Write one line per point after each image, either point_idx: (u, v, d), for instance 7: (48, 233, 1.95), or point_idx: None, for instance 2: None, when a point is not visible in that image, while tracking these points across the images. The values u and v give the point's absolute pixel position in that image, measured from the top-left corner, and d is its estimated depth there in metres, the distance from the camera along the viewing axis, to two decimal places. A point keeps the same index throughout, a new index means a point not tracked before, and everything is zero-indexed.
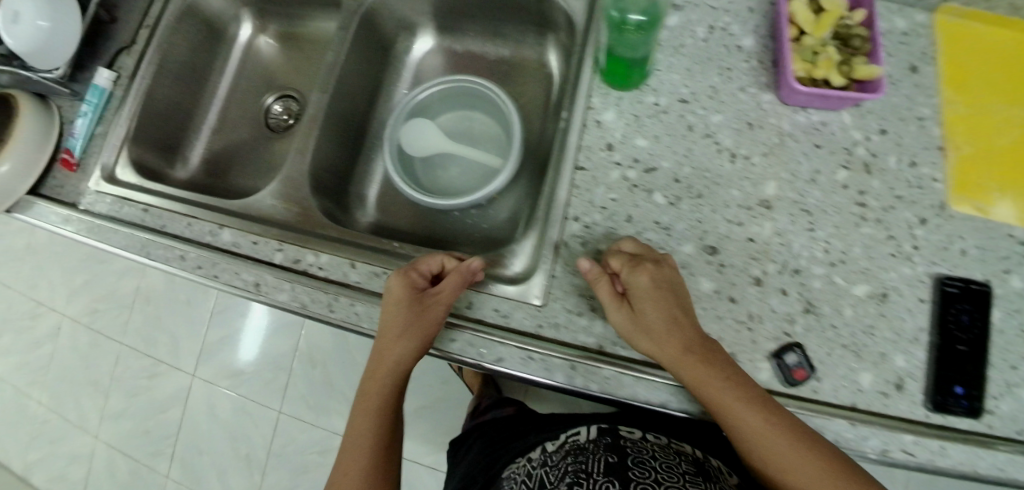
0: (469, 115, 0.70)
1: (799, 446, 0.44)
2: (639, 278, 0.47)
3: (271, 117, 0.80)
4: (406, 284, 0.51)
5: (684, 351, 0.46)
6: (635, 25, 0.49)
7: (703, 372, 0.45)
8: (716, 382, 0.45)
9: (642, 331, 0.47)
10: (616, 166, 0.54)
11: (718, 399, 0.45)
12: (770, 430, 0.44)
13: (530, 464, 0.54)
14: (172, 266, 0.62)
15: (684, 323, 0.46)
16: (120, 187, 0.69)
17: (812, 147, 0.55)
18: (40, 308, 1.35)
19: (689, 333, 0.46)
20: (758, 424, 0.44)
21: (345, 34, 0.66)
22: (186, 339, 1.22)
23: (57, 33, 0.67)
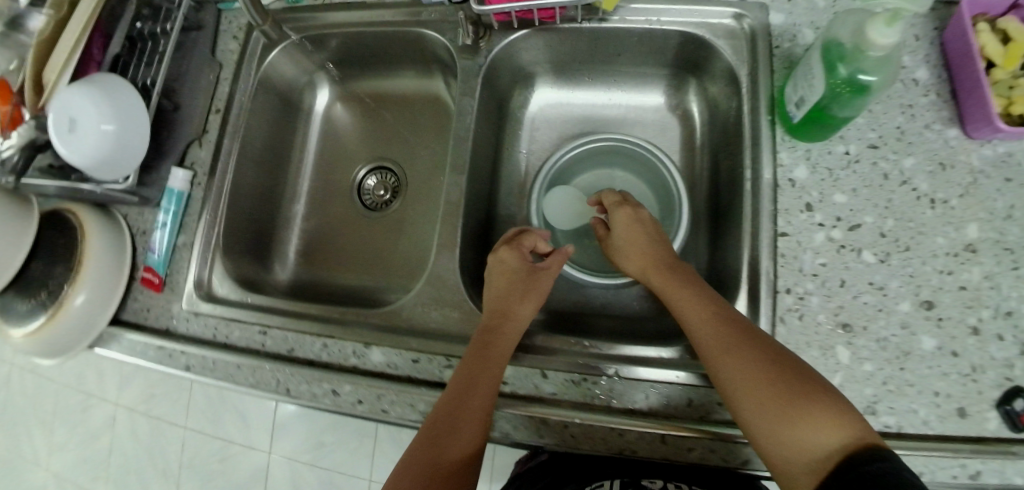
0: (608, 173, 0.70)
1: (823, 409, 0.42)
2: (618, 216, 0.61)
3: (365, 193, 0.74)
4: (516, 248, 0.59)
5: (643, 267, 0.58)
6: (851, 85, 0.44)
7: (663, 283, 0.55)
8: (693, 309, 0.51)
9: (621, 255, 0.61)
10: (820, 227, 0.52)
11: (729, 336, 0.47)
12: (755, 382, 0.44)
13: None
14: (324, 404, 0.54)
15: (642, 248, 0.59)
16: (222, 308, 0.61)
17: (1003, 181, 0.53)
18: (91, 399, 1.22)
19: (644, 253, 0.58)
20: (736, 366, 0.45)
21: (472, 105, 0.60)
22: (257, 414, 1.13)
23: (124, 136, 0.56)
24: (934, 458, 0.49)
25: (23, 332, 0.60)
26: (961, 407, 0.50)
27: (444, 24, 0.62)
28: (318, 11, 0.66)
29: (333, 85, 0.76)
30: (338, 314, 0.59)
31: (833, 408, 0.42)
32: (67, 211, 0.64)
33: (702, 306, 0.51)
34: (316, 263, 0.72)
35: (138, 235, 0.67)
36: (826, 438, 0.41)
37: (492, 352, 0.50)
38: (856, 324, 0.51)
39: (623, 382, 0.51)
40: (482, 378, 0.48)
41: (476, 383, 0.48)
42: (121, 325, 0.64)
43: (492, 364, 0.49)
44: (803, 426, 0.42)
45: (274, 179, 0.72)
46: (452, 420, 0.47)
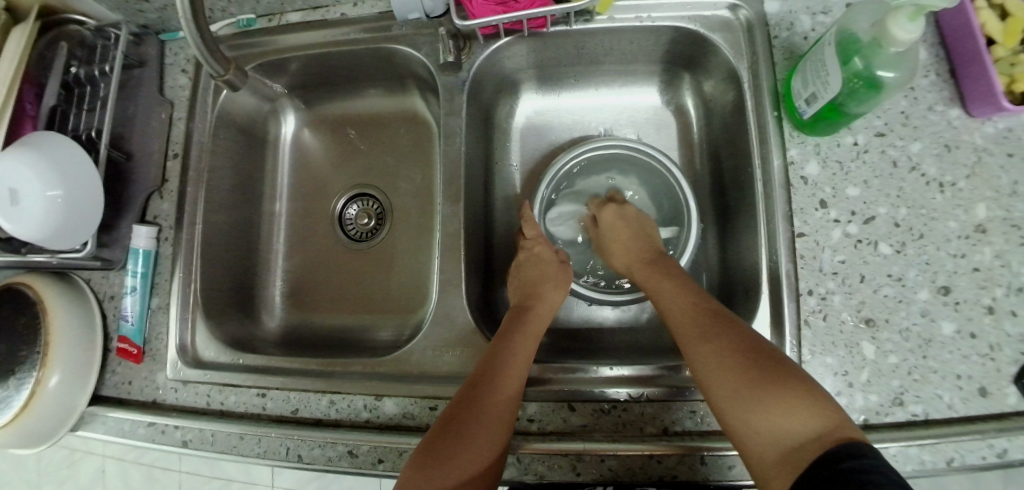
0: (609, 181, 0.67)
1: (793, 395, 0.39)
2: (604, 211, 0.63)
3: (348, 223, 0.68)
4: (545, 245, 0.61)
5: (631, 259, 0.58)
6: (866, 80, 0.44)
7: (645, 275, 0.56)
8: (677, 301, 0.50)
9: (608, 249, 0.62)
10: (835, 224, 0.51)
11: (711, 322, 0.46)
12: (726, 369, 0.43)
13: None
14: (341, 466, 0.50)
15: (629, 240, 0.60)
16: (211, 373, 0.56)
17: (1006, 157, 0.52)
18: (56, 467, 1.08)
19: (631, 246, 0.59)
20: (709, 351, 0.44)
21: (461, 124, 0.56)
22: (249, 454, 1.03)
23: (76, 200, 0.52)
24: (963, 442, 0.48)
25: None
26: (982, 387, 0.49)
27: (419, 38, 0.57)
28: (276, 34, 0.60)
29: (299, 110, 0.70)
30: (342, 368, 0.54)
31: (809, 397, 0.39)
32: (22, 285, 0.57)
33: (686, 296, 0.50)
34: (306, 307, 0.66)
35: (106, 301, 0.61)
36: (797, 424, 0.38)
37: (506, 361, 0.48)
38: (878, 319, 0.50)
39: (654, 404, 0.49)
40: (496, 389, 0.45)
41: (488, 393, 0.45)
42: (102, 402, 0.59)
43: (505, 375, 0.47)
44: (769, 409, 0.39)
45: (248, 219, 0.66)
46: (456, 434, 0.43)
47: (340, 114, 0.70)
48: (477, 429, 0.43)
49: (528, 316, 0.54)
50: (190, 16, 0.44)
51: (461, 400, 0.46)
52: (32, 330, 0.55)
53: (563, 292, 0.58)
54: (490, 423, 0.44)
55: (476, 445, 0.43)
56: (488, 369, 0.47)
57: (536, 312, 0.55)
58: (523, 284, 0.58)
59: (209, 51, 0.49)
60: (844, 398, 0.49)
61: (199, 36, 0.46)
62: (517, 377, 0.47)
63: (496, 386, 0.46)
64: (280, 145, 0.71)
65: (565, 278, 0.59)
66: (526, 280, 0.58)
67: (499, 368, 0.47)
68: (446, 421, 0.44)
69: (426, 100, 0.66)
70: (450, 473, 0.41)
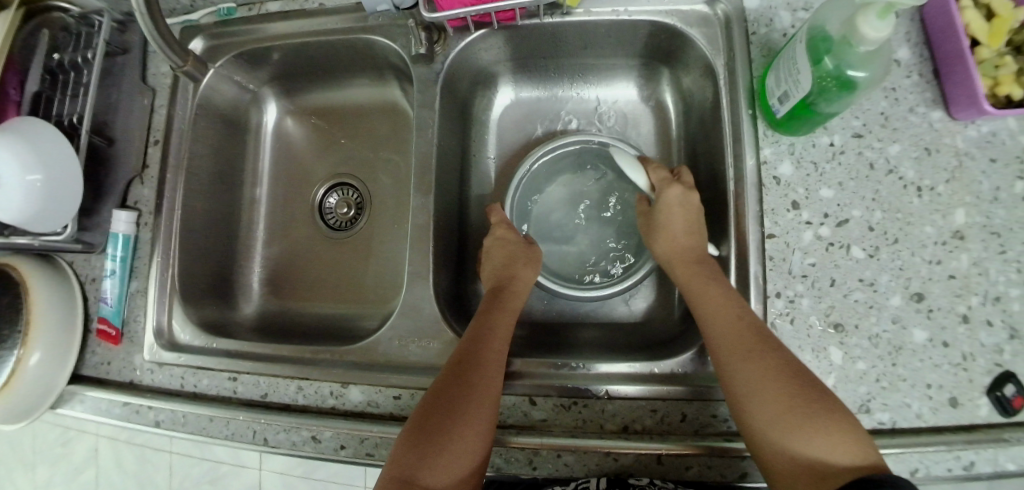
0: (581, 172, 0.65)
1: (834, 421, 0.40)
2: (668, 190, 0.55)
3: (328, 212, 0.69)
4: (509, 230, 0.60)
5: (677, 252, 0.53)
6: (838, 79, 0.43)
7: (688, 275, 0.51)
8: (717, 310, 0.47)
9: (659, 231, 0.55)
10: (807, 226, 0.51)
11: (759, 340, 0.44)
12: (775, 394, 0.41)
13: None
14: (305, 451, 0.51)
15: (687, 228, 0.53)
16: (185, 355, 0.57)
17: (988, 162, 0.51)
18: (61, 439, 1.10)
19: (688, 236, 0.53)
20: (758, 374, 0.42)
21: (433, 117, 0.56)
22: None
23: (54, 184, 0.53)
24: (929, 452, 0.47)
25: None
26: (952, 397, 0.48)
27: (394, 29, 0.57)
28: (256, 22, 0.60)
29: (281, 98, 0.71)
30: (310, 355, 0.55)
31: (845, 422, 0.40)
32: (4, 266, 0.58)
33: (729, 303, 0.47)
34: (284, 294, 0.67)
35: (88, 283, 0.62)
36: (835, 451, 0.38)
37: (485, 347, 0.48)
38: (847, 324, 0.50)
39: (615, 402, 0.49)
40: (478, 377, 0.46)
41: (470, 382, 0.46)
42: (82, 382, 0.60)
43: (485, 361, 0.47)
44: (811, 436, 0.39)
45: (229, 205, 0.67)
46: (445, 424, 0.44)
47: (321, 103, 0.70)
48: (465, 418, 0.44)
49: (503, 300, 0.54)
50: (146, 12, 0.46)
51: (448, 390, 0.45)
52: (14, 310, 0.57)
53: (533, 270, 0.57)
54: (477, 411, 0.44)
55: (466, 434, 0.43)
56: (467, 357, 0.47)
57: (510, 294, 0.55)
58: (495, 270, 0.58)
59: (168, 44, 0.52)
60: None
61: (158, 31, 0.49)
62: (496, 363, 0.48)
63: (480, 374, 0.46)
64: (262, 132, 0.71)
65: (536, 256, 0.58)
66: (497, 266, 0.58)
67: (474, 355, 0.48)
68: (430, 409, 0.45)
69: (405, 90, 0.66)
70: (446, 464, 0.42)
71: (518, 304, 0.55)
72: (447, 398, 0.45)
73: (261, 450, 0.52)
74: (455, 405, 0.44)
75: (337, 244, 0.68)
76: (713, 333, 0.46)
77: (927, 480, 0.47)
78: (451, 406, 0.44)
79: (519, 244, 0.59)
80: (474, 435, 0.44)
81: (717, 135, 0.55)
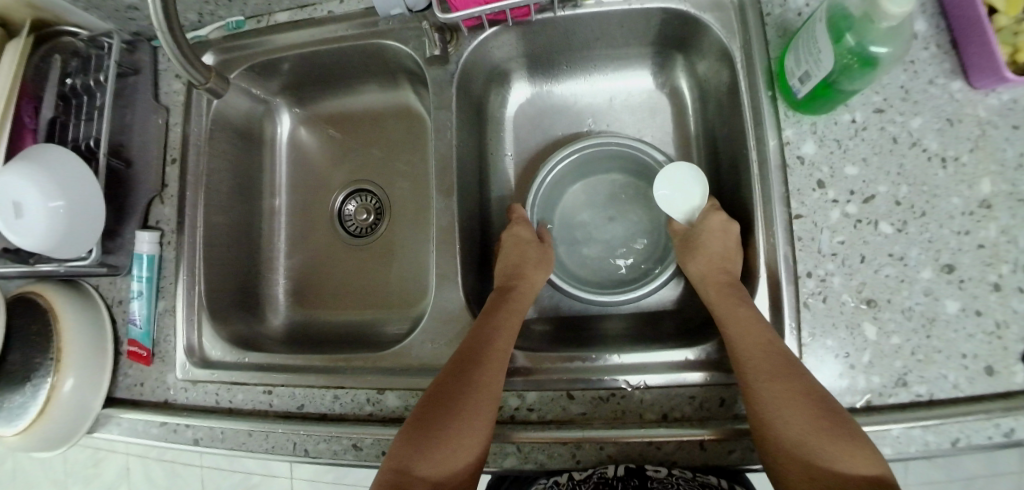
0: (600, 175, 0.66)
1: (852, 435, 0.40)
2: (708, 218, 0.56)
3: (347, 219, 0.69)
4: (525, 226, 0.60)
5: (709, 270, 0.54)
6: (860, 56, 0.43)
7: (718, 295, 0.51)
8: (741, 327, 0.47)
9: (691, 252, 0.56)
10: (834, 204, 0.51)
11: (786, 359, 0.45)
12: (793, 415, 0.42)
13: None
14: (346, 459, 0.51)
15: (722, 247, 0.53)
16: (218, 371, 0.57)
17: (1011, 130, 0.51)
18: (97, 454, 1.11)
19: (722, 260, 0.53)
20: (785, 395, 0.43)
21: (451, 118, 0.56)
22: None
23: (75, 208, 0.53)
24: (969, 422, 0.47)
25: (7, 432, 0.56)
26: (988, 366, 0.48)
27: (406, 32, 0.57)
28: (268, 34, 0.61)
29: (293, 109, 0.70)
30: (344, 363, 0.55)
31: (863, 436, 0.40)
32: (34, 294, 0.59)
33: (756, 323, 0.47)
34: (309, 304, 0.68)
35: (115, 306, 0.63)
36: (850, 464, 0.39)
37: (489, 344, 0.49)
38: (880, 299, 0.50)
39: (654, 392, 0.49)
40: (479, 373, 0.47)
41: (471, 380, 0.46)
42: (116, 404, 0.60)
43: (488, 358, 0.48)
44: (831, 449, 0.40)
45: (248, 219, 0.67)
46: (441, 418, 0.45)
47: (332, 111, 0.70)
48: (464, 415, 0.45)
49: (509, 299, 0.54)
50: (166, 29, 0.44)
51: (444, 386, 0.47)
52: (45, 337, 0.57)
53: (544, 272, 0.58)
54: (475, 406, 0.45)
55: (454, 432, 0.44)
56: (470, 354, 0.48)
57: (518, 294, 0.55)
58: (505, 267, 0.58)
59: (190, 62, 0.50)
60: (847, 380, 0.49)
61: (179, 48, 0.47)
62: (499, 361, 0.48)
63: (482, 369, 0.47)
64: (276, 143, 0.71)
65: (546, 258, 0.59)
66: (507, 263, 0.58)
67: (479, 351, 0.48)
68: (430, 403, 0.46)
69: (418, 93, 0.66)
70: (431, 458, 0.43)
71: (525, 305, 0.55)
72: (447, 395, 0.46)
73: (302, 461, 0.52)
74: (454, 400, 0.45)
75: (358, 251, 0.68)
76: (743, 352, 0.46)
77: (966, 450, 0.48)
78: (450, 403, 0.46)
79: (534, 243, 0.59)
80: (473, 430, 0.45)
81: (736, 119, 0.55)
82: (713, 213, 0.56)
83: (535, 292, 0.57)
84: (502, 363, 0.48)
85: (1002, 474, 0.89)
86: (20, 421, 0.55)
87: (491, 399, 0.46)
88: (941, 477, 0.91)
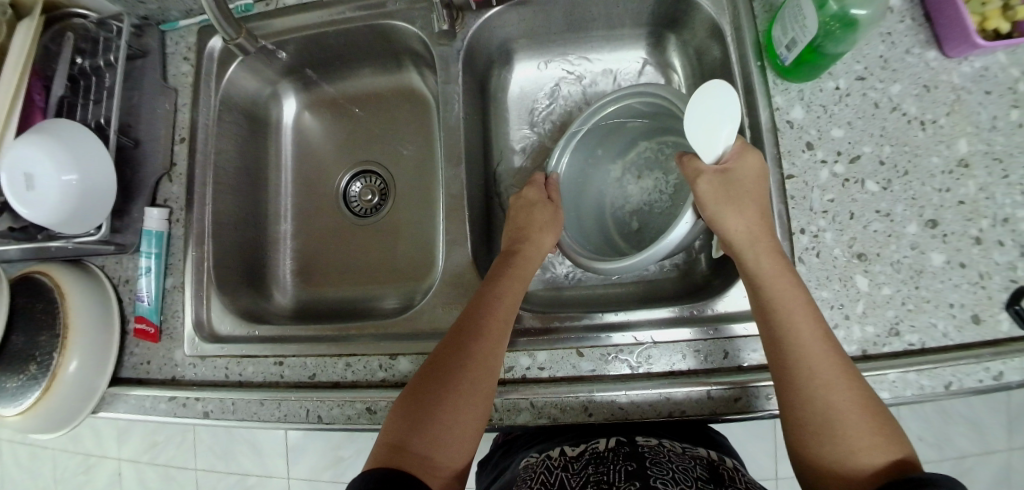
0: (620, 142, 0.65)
1: (873, 422, 0.41)
2: (744, 158, 0.50)
3: (353, 201, 0.71)
4: (532, 187, 0.61)
5: (753, 230, 0.49)
6: (842, 20, 0.47)
7: (771, 266, 0.47)
8: (784, 290, 0.46)
9: (731, 205, 0.49)
10: (822, 164, 0.54)
11: (817, 338, 0.44)
12: (818, 385, 0.42)
13: (548, 461, 0.51)
14: (360, 423, 0.51)
15: (757, 211, 0.49)
16: (228, 344, 0.58)
17: (983, 94, 0.55)
18: (91, 458, 1.10)
19: (761, 222, 0.49)
20: (817, 381, 0.42)
21: (456, 91, 0.60)
22: (266, 439, 1.04)
23: (88, 183, 0.54)
24: (960, 366, 0.49)
25: (7, 412, 0.55)
26: (975, 314, 0.50)
27: (413, 13, 0.60)
28: (271, 16, 0.62)
29: (301, 93, 0.73)
30: (355, 331, 0.56)
31: (881, 415, 0.42)
32: (40, 274, 0.59)
33: (791, 288, 0.46)
34: (316, 282, 0.69)
35: (122, 285, 0.63)
36: (866, 446, 0.40)
37: (491, 316, 0.48)
38: (870, 253, 0.52)
39: (662, 348, 0.51)
40: (478, 345, 0.46)
41: (473, 357, 0.45)
42: (122, 383, 0.60)
43: (488, 334, 0.47)
44: (851, 429, 0.41)
45: (256, 199, 0.69)
46: (438, 393, 0.44)
47: (336, 95, 0.73)
48: (462, 394, 0.44)
49: (513, 266, 0.54)
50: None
51: (450, 363, 0.46)
52: (51, 314, 0.56)
53: (551, 235, 0.57)
54: (474, 380, 0.44)
55: (460, 411, 0.43)
56: (470, 326, 0.47)
57: (523, 258, 0.55)
58: (512, 232, 0.58)
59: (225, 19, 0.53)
60: (841, 331, 0.51)
61: (216, 6, 0.50)
62: (501, 334, 0.47)
63: (483, 344, 0.46)
64: (283, 128, 0.74)
65: (556, 220, 0.58)
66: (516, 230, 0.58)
67: (479, 322, 0.47)
68: (428, 376, 0.45)
69: (422, 75, 0.69)
70: (436, 437, 0.42)
71: (530, 271, 0.54)
72: (447, 368, 0.45)
73: (315, 428, 0.52)
74: (453, 373, 0.45)
75: (364, 232, 0.70)
76: (786, 327, 0.44)
77: (958, 394, 0.49)
78: (449, 376, 0.45)
79: (542, 204, 0.59)
80: (472, 404, 0.44)
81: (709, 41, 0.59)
82: (745, 154, 0.51)
83: (541, 255, 0.56)
84: (502, 334, 0.47)
85: (992, 452, 0.91)
86: (22, 400, 0.54)
87: (490, 371, 0.45)
88: (935, 458, 0.92)
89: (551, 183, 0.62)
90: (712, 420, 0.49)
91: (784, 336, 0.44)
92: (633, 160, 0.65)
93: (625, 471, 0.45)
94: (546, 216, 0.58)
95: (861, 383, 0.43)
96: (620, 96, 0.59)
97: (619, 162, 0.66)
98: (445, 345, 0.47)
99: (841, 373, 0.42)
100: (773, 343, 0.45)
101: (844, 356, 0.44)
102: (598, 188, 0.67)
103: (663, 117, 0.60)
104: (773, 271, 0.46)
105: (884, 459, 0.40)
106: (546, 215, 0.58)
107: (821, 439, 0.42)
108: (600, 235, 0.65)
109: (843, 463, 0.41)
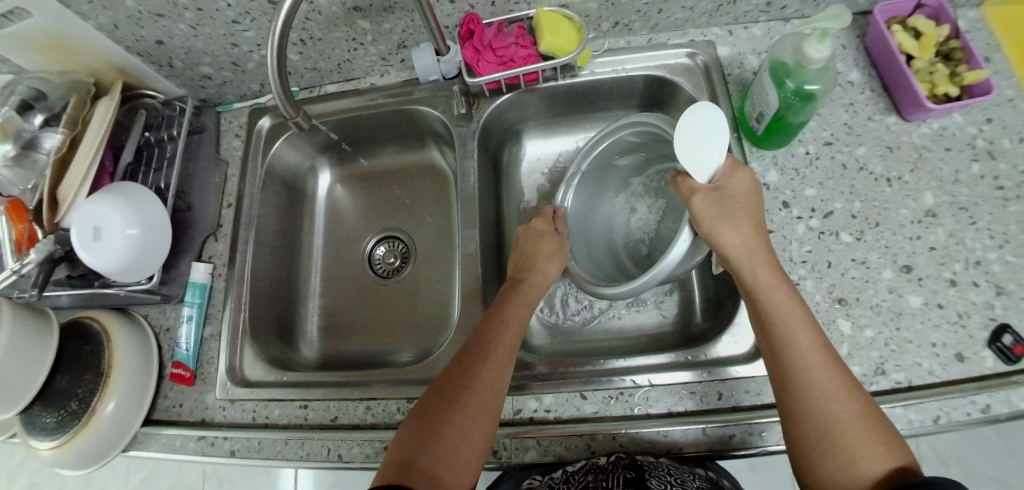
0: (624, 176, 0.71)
1: (870, 431, 0.43)
2: (735, 176, 0.53)
3: (377, 263, 0.78)
4: (539, 218, 0.67)
5: (749, 245, 0.50)
6: (800, 95, 0.54)
7: (767, 280, 0.49)
8: (781, 303, 0.48)
9: (727, 220, 0.50)
10: (799, 220, 0.60)
11: (811, 352, 0.46)
12: (816, 394, 0.44)
13: (551, 477, 0.55)
14: (378, 462, 0.55)
15: (751, 228, 0.51)
16: (257, 389, 0.62)
17: (944, 151, 0.61)
18: None
19: (756, 238, 0.51)
20: (815, 391, 0.44)
21: (470, 158, 0.68)
22: None
23: (146, 237, 0.62)
24: (946, 400, 0.51)
25: (46, 446, 0.59)
26: (958, 353, 0.53)
27: (436, 99, 0.71)
28: (312, 101, 0.73)
29: (334, 167, 0.82)
30: (376, 377, 0.61)
31: (879, 429, 0.43)
32: (91, 318, 0.65)
33: (787, 301, 0.48)
34: (339, 337, 0.74)
35: (162, 333, 0.69)
36: (866, 455, 0.42)
37: (497, 342, 0.53)
38: (849, 298, 0.57)
39: (660, 389, 0.55)
40: (484, 367, 0.50)
41: (480, 377, 0.50)
42: (154, 424, 0.64)
43: (492, 358, 0.51)
44: (849, 438, 0.42)
45: (289, 259, 0.76)
46: (446, 413, 0.48)
47: (368, 169, 0.82)
48: (468, 412, 0.48)
49: (519, 292, 0.59)
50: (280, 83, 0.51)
51: (458, 384, 0.49)
52: (98, 356, 0.62)
53: (555, 264, 0.62)
54: (479, 401, 0.48)
55: (465, 429, 0.47)
56: (477, 350, 0.52)
57: (529, 286, 0.60)
58: (521, 260, 0.64)
59: (289, 100, 0.54)
60: None
61: (283, 91, 0.52)
62: (506, 358, 0.52)
63: (490, 366, 0.51)
64: (316, 199, 0.82)
65: (561, 250, 0.64)
66: (523, 260, 0.63)
67: (486, 346, 0.52)
68: (437, 396, 0.49)
69: (442, 151, 0.79)
70: (442, 453, 0.45)
71: (535, 297, 0.60)
72: (453, 389, 0.49)
73: (335, 467, 0.56)
74: (462, 393, 0.48)
75: (385, 292, 0.76)
76: (784, 339, 0.47)
77: (949, 429, 0.52)
78: (455, 396, 0.48)
79: (549, 235, 0.65)
80: (476, 423, 0.47)
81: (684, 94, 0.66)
82: (734, 175, 0.53)
83: (547, 283, 0.62)
84: (507, 357, 0.52)
85: None
86: (60, 435, 0.58)
87: (493, 392, 0.49)
88: None
89: (558, 215, 0.67)
90: (722, 456, 0.52)
91: (782, 348, 0.47)
92: (638, 188, 0.70)
93: (623, 477, 0.48)
94: (552, 246, 0.64)
95: (857, 392, 0.45)
96: (615, 130, 0.65)
97: (624, 192, 0.71)
98: (455, 366, 0.51)
99: (836, 382, 0.45)
100: (772, 355, 0.48)
101: (840, 365, 0.46)
102: (606, 219, 0.71)
103: (652, 145, 0.65)
104: (770, 286, 0.49)
105: (883, 467, 0.41)
106: (554, 243, 0.64)
107: (822, 448, 0.43)
108: (611, 260, 0.70)
109: (843, 472, 0.42)
